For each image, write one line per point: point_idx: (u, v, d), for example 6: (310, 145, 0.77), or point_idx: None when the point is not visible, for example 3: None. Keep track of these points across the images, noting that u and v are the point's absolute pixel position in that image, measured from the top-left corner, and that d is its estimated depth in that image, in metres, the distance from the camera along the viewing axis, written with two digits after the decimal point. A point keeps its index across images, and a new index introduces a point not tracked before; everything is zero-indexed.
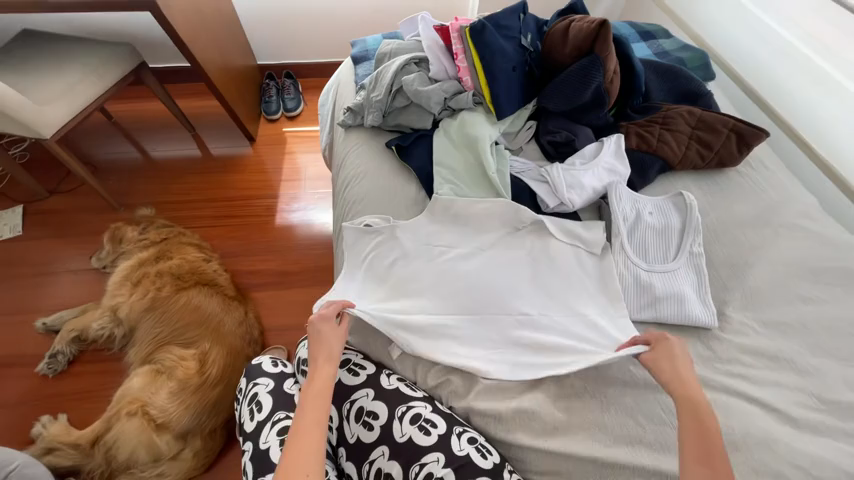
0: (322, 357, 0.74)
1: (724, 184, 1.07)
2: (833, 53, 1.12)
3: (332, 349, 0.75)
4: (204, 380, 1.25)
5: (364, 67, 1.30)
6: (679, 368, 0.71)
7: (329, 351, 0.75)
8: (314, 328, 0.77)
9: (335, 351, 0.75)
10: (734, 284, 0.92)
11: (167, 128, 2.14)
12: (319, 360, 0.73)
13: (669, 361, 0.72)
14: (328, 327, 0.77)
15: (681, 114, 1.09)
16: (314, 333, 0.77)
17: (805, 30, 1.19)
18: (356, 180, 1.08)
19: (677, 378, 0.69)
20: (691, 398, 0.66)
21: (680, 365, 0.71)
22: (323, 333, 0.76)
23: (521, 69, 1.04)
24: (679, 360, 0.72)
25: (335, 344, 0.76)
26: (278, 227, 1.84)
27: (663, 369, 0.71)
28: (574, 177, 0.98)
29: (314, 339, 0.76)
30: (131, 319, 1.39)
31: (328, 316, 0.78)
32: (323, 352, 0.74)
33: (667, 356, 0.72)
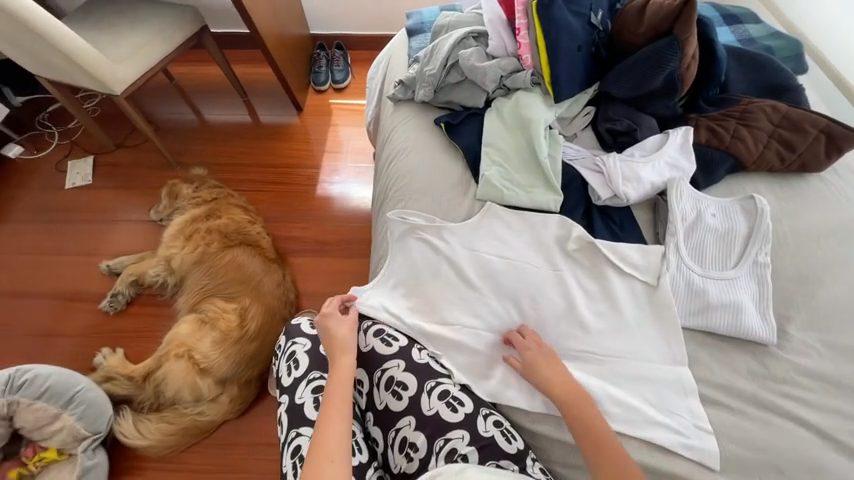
0: (337, 349, 0.78)
1: (802, 191, 0.97)
2: None
3: (345, 342, 0.79)
4: (243, 334, 1.33)
5: (418, 40, 1.27)
6: (549, 369, 0.75)
7: (341, 341, 0.79)
8: (323, 325, 0.82)
9: (349, 344, 0.78)
10: (802, 300, 0.84)
11: (222, 92, 2.22)
12: (335, 350, 0.78)
13: (532, 364, 0.76)
14: (339, 320, 0.82)
15: (764, 109, 0.98)
16: (324, 330, 0.81)
17: None
18: (402, 156, 1.08)
19: (551, 382, 0.73)
20: (576, 405, 0.70)
21: (557, 370, 0.75)
22: (330, 326, 0.80)
23: (587, 49, 0.98)
24: (544, 360, 0.76)
25: (344, 334, 0.80)
26: (318, 197, 1.89)
27: (538, 378, 0.74)
28: (631, 169, 0.93)
29: (324, 334, 0.80)
30: (181, 270, 1.50)
31: (332, 312, 0.83)
32: (335, 344, 0.78)
33: (528, 358, 0.77)
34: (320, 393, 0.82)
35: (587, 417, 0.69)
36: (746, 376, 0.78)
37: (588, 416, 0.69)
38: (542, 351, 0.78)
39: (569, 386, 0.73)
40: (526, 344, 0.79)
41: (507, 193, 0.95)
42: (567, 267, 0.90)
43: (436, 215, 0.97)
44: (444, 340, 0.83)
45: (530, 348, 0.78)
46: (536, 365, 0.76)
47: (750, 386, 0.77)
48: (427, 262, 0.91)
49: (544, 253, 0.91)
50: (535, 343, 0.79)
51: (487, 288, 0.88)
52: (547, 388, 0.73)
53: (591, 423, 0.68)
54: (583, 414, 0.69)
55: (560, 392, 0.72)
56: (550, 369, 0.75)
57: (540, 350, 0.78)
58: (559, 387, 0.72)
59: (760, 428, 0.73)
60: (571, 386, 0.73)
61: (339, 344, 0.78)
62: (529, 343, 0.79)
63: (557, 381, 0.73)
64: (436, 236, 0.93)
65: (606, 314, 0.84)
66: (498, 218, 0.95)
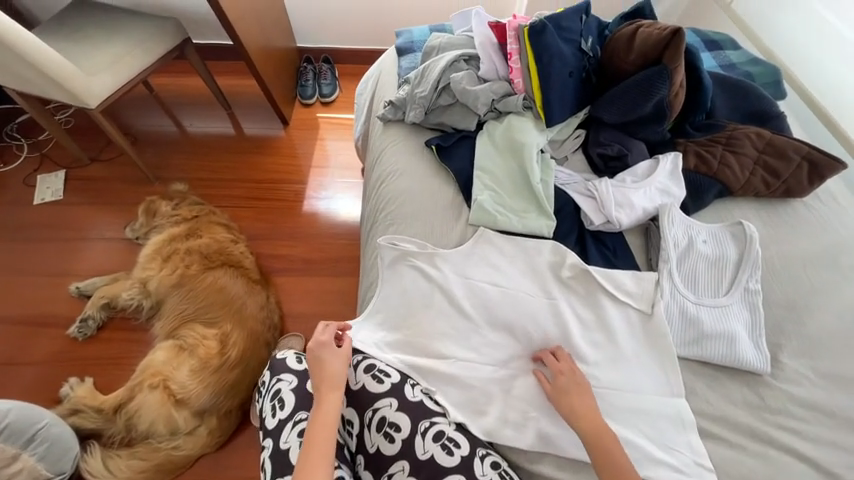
0: (326, 384, 0.73)
1: (787, 216, 0.99)
2: None
3: (336, 376, 0.75)
4: (224, 361, 1.26)
5: (408, 60, 1.26)
6: (579, 401, 0.73)
7: (332, 375, 0.75)
8: (313, 357, 0.77)
9: (340, 379, 0.75)
10: (792, 327, 0.85)
11: (205, 104, 2.16)
12: (323, 385, 0.74)
13: (567, 393, 0.74)
14: (332, 352, 0.77)
15: (749, 136, 1.00)
16: (315, 359, 0.76)
17: None
18: (392, 179, 1.05)
19: (581, 414, 0.71)
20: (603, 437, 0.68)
21: (587, 402, 0.72)
22: (325, 358, 0.75)
23: (578, 75, 0.98)
24: (574, 390, 0.74)
25: (339, 368, 0.76)
26: (305, 214, 1.84)
27: (570, 408, 0.72)
28: (624, 195, 0.92)
29: (314, 365, 0.76)
30: (158, 293, 1.42)
31: (327, 343, 0.78)
32: (325, 379, 0.74)
33: (563, 385, 0.74)
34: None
35: (615, 454, 0.66)
36: (742, 407, 0.77)
37: (614, 452, 0.67)
38: (575, 379, 0.75)
39: (596, 419, 0.70)
40: (560, 369, 0.77)
41: (500, 218, 0.93)
42: (561, 295, 0.88)
43: (426, 241, 0.94)
44: (438, 375, 0.80)
45: (564, 373, 0.76)
46: (570, 396, 0.73)
47: (747, 418, 0.76)
48: (417, 292, 0.88)
49: (539, 281, 0.89)
50: (570, 371, 0.77)
51: (480, 319, 0.85)
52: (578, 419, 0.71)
53: (613, 460, 0.66)
54: (611, 449, 0.67)
55: (591, 424, 0.69)
56: (581, 400, 0.73)
57: (572, 379, 0.75)
58: (589, 421, 0.70)
59: (758, 463, 0.72)
60: (598, 420, 0.70)
61: (329, 379, 0.73)
62: (563, 370, 0.76)
63: (586, 414, 0.71)
64: (427, 264, 0.90)
65: (601, 346, 0.83)
66: (491, 244, 0.93)
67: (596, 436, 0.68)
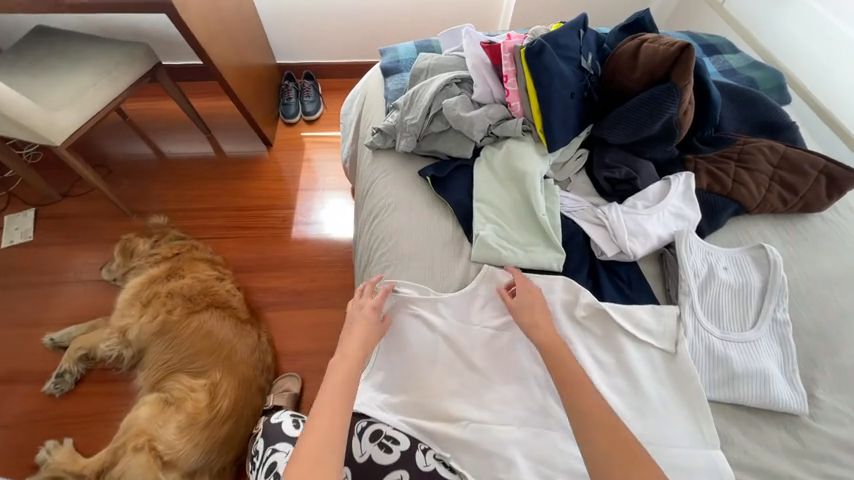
0: (355, 339, 0.73)
1: (807, 233, 0.93)
2: None
3: (369, 335, 0.75)
4: (214, 415, 1.17)
5: (395, 81, 1.19)
6: (539, 320, 0.74)
7: (366, 333, 0.75)
8: (350, 315, 0.78)
9: (371, 340, 0.75)
10: (826, 358, 0.79)
11: (182, 128, 2.05)
12: (349, 339, 0.74)
13: (529, 318, 0.75)
14: (366, 311, 0.78)
15: (761, 150, 0.95)
16: (349, 315, 0.79)
17: None
18: (386, 214, 0.97)
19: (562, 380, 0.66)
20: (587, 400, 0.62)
21: (547, 324, 0.74)
22: (365, 317, 0.76)
23: (579, 95, 0.91)
24: (536, 313, 0.76)
25: (372, 330, 0.76)
26: (294, 241, 1.75)
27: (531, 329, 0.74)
28: (636, 223, 0.86)
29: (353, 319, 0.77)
30: (140, 341, 1.32)
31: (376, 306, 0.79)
32: (356, 335, 0.74)
33: (525, 309, 0.76)
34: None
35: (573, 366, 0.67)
36: (781, 454, 0.71)
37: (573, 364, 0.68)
38: (536, 304, 0.77)
39: (554, 336, 0.72)
40: (524, 295, 0.78)
41: (505, 255, 0.86)
42: (576, 337, 0.81)
43: (427, 284, 0.86)
44: (450, 439, 0.73)
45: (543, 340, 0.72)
46: (532, 321, 0.75)
47: (789, 467, 0.69)
48: (418, 345, 0.81)
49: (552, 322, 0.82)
50: (533, 296, 0.78)
51: (491, 373, 0.78)
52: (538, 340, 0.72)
53: (570, 370, 0.67)
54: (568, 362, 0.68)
55: (550, 341, 0.71)
56: (540, 320, 0.74)
57: (536, 304, 0.77)
58: (547, 339, 0.71)
59: None
60: (556, 338, 0.72)
61: (361, 336, 0.74)
62: (527, 295, 0.78)
63: (545, 335, 0.72)
64: (430, 312, 0.82)
65: (623, 393, 0.76)
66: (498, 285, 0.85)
67: (553, 352, 0.70)
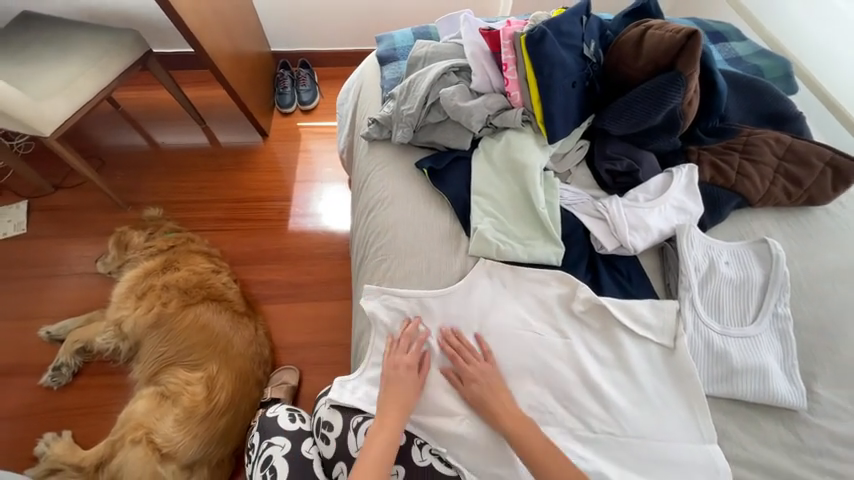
0: (393, 405, 0.73)
1: (811, 226, 0.91)
2: None
3: (407, 401, 0.73)
4: (211, 408, 1.17)
5: (391, 70, 1.16)
6: (491, 392, 0.73)
7: (404, 400, 0.73)
8: (384, 371, 0.76)
9: (409, 404, 0.73)
10: (826, 353, 0.78)
11: (176, 118, 2.01)
12: (389, 403, 0.73)
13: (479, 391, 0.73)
14: (409, 382, 0.75)
15: (766, 141, 0.92)
16: (389, 378, 0.75)
17: None
18: (381, 207, 0.95)
19: (518, 433, 0.69)
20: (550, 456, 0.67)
21: (501, 395, 0.73)
22: (400, 380, 0.74)
23: (581, 85, 0.89)
24: (484, 382, 0.74)
25: (410, 394, 0.74)
26: (291, 233, 1.73)
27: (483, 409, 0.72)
28: (637, 217, 0.84)
29: (392, 380, 0.75)
30: (136, 334, 1.32)
31: (410, 363, 0.77)
32: (394, 399, 0.73)
33: (471, 380, 0.74)
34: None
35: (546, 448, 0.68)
36: (779, 450, 0.70)
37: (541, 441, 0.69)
38: (480, 368, 0.75)
39: (506, 412, 0.71)
40: (466, 365, 0.75)
41: (503, 248, 0.84)
42: (573, 332, 0.80)
43: (423, 285, 0.85)
44: (446, 435, 0.73)
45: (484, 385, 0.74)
46: (481, 397, 0.73)
47: (785, 462, 0.69)
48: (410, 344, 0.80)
49: (548, 317, 0.81)
50: (476, 363, 0.76)
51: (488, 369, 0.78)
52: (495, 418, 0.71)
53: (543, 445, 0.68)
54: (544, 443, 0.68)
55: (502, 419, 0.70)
56: (489, 395, 0.73)
57: (479, 373, 0.74)
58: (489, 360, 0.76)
59: None
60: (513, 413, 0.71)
61: (399, 401, 0.73)
62: (469, 362, 0.76)
63: (498, 409, 0.71)
64: (424, 307, 0.83)
65: (622, 389, 0.75)
66: (496, 280, 0.84)
67: (496, 407, 0.72)
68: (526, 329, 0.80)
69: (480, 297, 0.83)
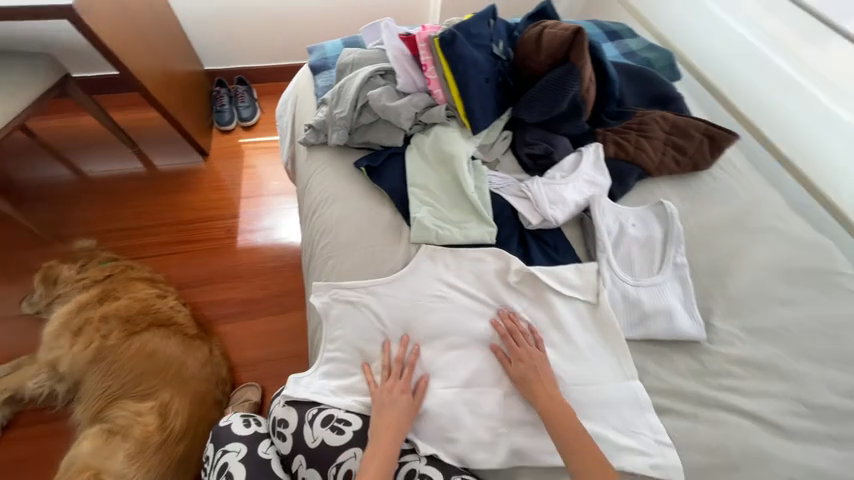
0: (384, 426, 0.72)
1: (699, 188, 1.07)
2: (794, 56, 1.16)
3: (398, 419, 0.73)
4: (166, 436, 1.12)
5: (324, 78, 1.20)
6: (540, 375, 0.77)
7: (396, 420, 0.73)
8: (375, 398, 0.76)
9: (400, 423, 0.73)
10: (718, 291, 0.92)
11: (104, 144, 1.91)
12: (382, 431, 0.71)
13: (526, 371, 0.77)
14: (396, 402, 0.75)
15: (655, 119, 1.08)
16: (380, 402, 0.75)
17: (766, 31, 1.23)
18: (324, 207, 0.99)
19: (551, 402, 0.73)
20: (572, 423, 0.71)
21: (545, 380, 0.76)
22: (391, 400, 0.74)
23: (494, 80, 0.99)
24: (534, 367, 0.78)
25: (401, 414, 0.74)
26: (241, 250, 1.69)
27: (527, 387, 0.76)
28: (555, 192, 0.94)
29: (383, 403, 0.75)
30: (75, 372, 1.23)
31: (402, 387, 0.76)
32: (385, 421, 0.72)
33: (525, 362, 0.78)
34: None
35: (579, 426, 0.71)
36: (688, 376, 0.82)
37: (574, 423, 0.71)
38: (530, 352, 0.80)
39: (549, 393, 0.75)
40: (518, 347, 0.80)
41: (441, 233, 0.91)
42: (511, 301, 0.88)
43: (370, 275, 0.89)
44: None
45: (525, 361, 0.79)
46: (527, 379, 0.77)
47: (693, 386, 0.80)
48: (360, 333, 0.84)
49: (487, 291, 0.89)
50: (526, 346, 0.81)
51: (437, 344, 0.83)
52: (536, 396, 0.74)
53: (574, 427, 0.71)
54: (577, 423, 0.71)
55: (541, 396, 0.74)
56: (533, 373, 0.77)
57: (529, 356, 0.79)
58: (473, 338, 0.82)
59: (710, 429, 0.75)
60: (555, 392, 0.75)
61: (391, 423, 0.72)
62: (522, 345, 0.81)
63: (540, 390, 0.75)
64: (371, 296, 0.87)
65: (555, 345, 0.84)
66: (437, 262, 0.90)
67: (536, 384, 0.76)
68: (468, 303, 0.87)
69: (423, 279, 0.88)
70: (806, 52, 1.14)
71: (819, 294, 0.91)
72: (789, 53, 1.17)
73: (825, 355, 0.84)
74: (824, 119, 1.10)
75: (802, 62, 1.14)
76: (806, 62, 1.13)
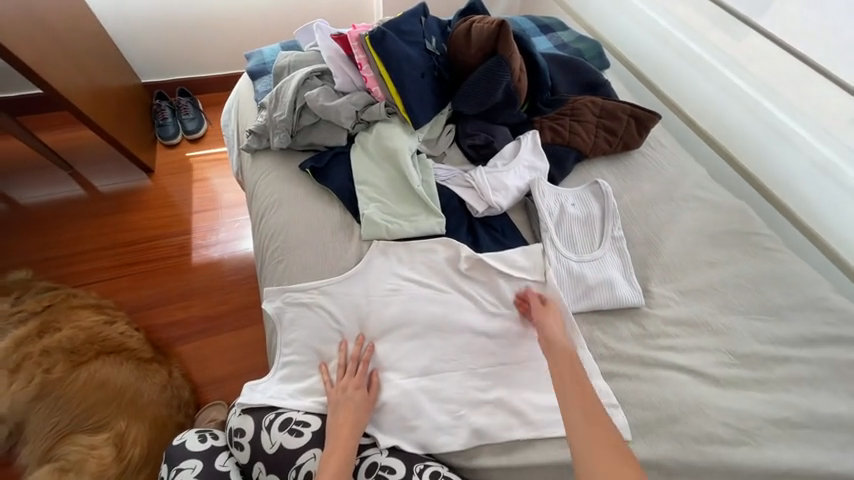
0: (343, 427, 0.72)
1: (632, 166, 1.14)
2: (706, 41, 1.27)
3: (357, 419, 0.73)
4: (125, 466, 1.06)
5: (264, 82, 1.19)
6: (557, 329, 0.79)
7: (354, 420, 0.73)
8: (331, 398, 0.76)
9: (360, 423, 0.73)
10: (653, 259, 0.98)
11: (34, 167, 1.77)
12: (339, 430, 0.72)
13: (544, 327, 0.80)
14: (355, 402, 0.75)
15: (586, 104, 1.15)
16: (338, 403, 0.75)
17: (679, 19, 1.33)
18: (271, 212, 0.98)
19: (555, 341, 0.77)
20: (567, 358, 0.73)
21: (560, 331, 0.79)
22: (349, 400, 0.75)
23: (430, 75, 1.02)
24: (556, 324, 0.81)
25: (360, 412, 0.74)
26: (195, 266, 1.62)
27: (545, 342, 0.77)
28: (497, 179, 0.98)
29: (339, 405, 0.75)
30: (14, 413, 1.14)
31: (360, 385, 0.77)
32: (342, 422, 0.73)
33: (547, 322, 0.80)
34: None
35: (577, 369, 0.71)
36: (630, 341, 0.87)
37: (575, 366, 0.72)
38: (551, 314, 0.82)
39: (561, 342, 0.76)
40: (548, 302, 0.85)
41: (391, 227, 0.92)
42: (463, 287, 0.90)
43: (323, 274, 0.89)
44: None
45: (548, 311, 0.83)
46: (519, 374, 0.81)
47: (636, 350, 0.86)
48: (315, 335, 0.84)
49: (440, 279, 0.90)
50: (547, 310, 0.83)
51: (392, 338, 0.84)
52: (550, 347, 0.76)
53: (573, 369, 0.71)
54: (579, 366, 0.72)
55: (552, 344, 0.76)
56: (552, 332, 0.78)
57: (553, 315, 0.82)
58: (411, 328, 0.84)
59: (651, 387, 0.81)
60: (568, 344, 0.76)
61: (349, 422, 0.73)
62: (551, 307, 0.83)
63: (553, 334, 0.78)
64: (324, 296, 0.87)
65: (509, 325, 0.87)
66: (389, 256, 0.91)
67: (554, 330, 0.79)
68: (421, 293, 0.88)
69: (375, 274, 0.89)
70: (714, 36, 1.24)
71: (740, 254, 1.00)
72: (701, 38, 1.28)
73: (748, 308, 0.92)
74: (734, 97, 1.22)
75: (714, 46, 1.25)
76: (718, 46, 1.24)
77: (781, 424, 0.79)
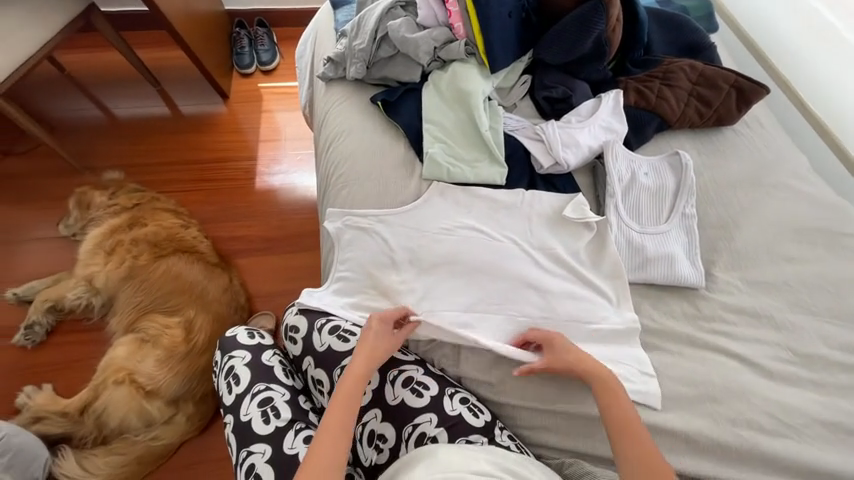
0: (363, 355, 0.73)
1: (721, 143, 1.04)
2: None
3: (376, 350, 0.74)
4: (191, 347, 1.23)
5: (345, 12, 1.19)
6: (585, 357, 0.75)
7: (374, 350, 0.74)
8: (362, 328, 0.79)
9: (380, 353, 0.74)
10: (724, 244, 0.92)
11: (129, 82, 1.94)
12: (359, 353, 0.74)
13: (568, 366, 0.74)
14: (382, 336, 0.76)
15: (681, 68, 1.04)
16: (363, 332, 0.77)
17: None
18: (338, 140, 1.01)
19: (593, 370, 0.73)
20: (607, 387, 0.70)
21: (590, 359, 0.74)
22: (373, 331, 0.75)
23: (517, 15, 0.98)
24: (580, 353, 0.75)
25: (381, 344, 0.75)
26: (258, 192, 1.74)
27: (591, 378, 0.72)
28: (569, 135, 0.94)
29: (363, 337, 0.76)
30: (109, 288, 1.34)
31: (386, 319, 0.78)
32: (364, 350, 0.74)
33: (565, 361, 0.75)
34: (265, 406, 0.83)
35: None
36: (681, 320, 0.85)
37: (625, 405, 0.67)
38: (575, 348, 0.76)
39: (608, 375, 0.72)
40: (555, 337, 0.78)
41: (453, 170, 0.93)
42: (518, 236, 0.90)
43: (382, 205, 0.93)
44: None
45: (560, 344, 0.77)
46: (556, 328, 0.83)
47: (686, 328, 0.83)
48: (368, 259, 0.89)
49: (493, 226, 0.91)
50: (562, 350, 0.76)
51: (441, 273, 0.87)
52: (621, 454, 0.62)
53: (617, 407, 0.67)
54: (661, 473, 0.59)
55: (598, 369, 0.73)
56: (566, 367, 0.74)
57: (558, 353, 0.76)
58: (461, 267, 0.87)
59: (696, 366, 0.79)
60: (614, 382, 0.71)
61: (370, 350, 0.74)
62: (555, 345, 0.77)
63: (593, 368, 0.73)
64: (380, 225, 0.91)
65: (556, 282, 0.86)
66: (447, 197, 0.93)
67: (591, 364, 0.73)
68: (476, 236, 0.89)
69: (432, 211, 0.92)
70: None
71: (829, 254, 0.91)
72: None
73: (824, 309, 0.85)
74: None
75: None
76: None
77: (834, 428, 0.74)
